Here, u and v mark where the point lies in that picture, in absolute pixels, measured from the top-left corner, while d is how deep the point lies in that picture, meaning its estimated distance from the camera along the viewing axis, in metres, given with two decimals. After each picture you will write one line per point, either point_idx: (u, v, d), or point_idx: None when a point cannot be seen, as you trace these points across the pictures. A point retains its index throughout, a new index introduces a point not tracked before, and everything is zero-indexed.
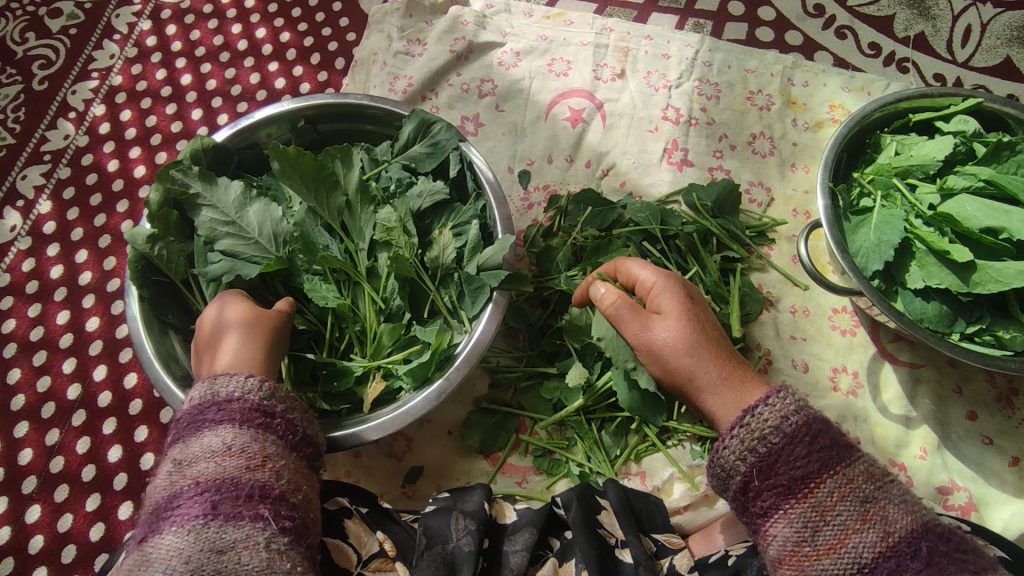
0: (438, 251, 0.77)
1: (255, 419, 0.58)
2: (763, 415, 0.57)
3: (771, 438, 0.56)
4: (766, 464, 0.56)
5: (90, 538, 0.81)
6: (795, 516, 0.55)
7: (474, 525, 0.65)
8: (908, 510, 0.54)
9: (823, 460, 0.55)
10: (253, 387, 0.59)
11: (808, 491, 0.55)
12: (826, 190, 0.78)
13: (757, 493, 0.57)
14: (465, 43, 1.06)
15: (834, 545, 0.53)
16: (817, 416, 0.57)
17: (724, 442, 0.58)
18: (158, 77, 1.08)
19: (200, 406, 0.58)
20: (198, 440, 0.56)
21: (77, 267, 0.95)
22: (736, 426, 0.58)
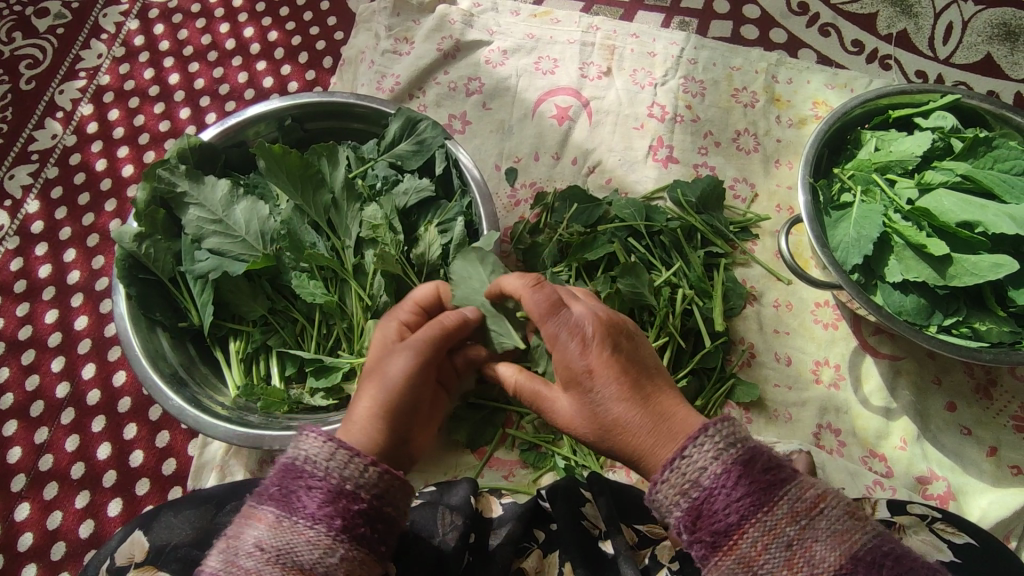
0: (424, 248, 0.78)
1: (355, 531, 0.51)
2: (683, 466, 0.51)
3: (691, 492, 0.50)
4: (689, 519, 0.50)
5: (79, 535, 0.81)
6: (724, 570, 0.49)
7: (460, 519, 0.66)
8: (837, 543, 0.48)
9: (748, 506, 0.49)
10: (363, 487, 0.53)
11: (734, 542, 0.49)
12: (807, 186, 0.79)
13: (685, 547, 0.52)
14: (452, 42, 1.06)
15: None
16: (738, 453, 0.51)
17: (651, 495, 0.53)
18: (146, 76, 1.08)
19: (299, 485, 0.52)
20: (293, 527, 0.50)
21: (65, 266, 0.95)
22: (659, 480, 0.52)
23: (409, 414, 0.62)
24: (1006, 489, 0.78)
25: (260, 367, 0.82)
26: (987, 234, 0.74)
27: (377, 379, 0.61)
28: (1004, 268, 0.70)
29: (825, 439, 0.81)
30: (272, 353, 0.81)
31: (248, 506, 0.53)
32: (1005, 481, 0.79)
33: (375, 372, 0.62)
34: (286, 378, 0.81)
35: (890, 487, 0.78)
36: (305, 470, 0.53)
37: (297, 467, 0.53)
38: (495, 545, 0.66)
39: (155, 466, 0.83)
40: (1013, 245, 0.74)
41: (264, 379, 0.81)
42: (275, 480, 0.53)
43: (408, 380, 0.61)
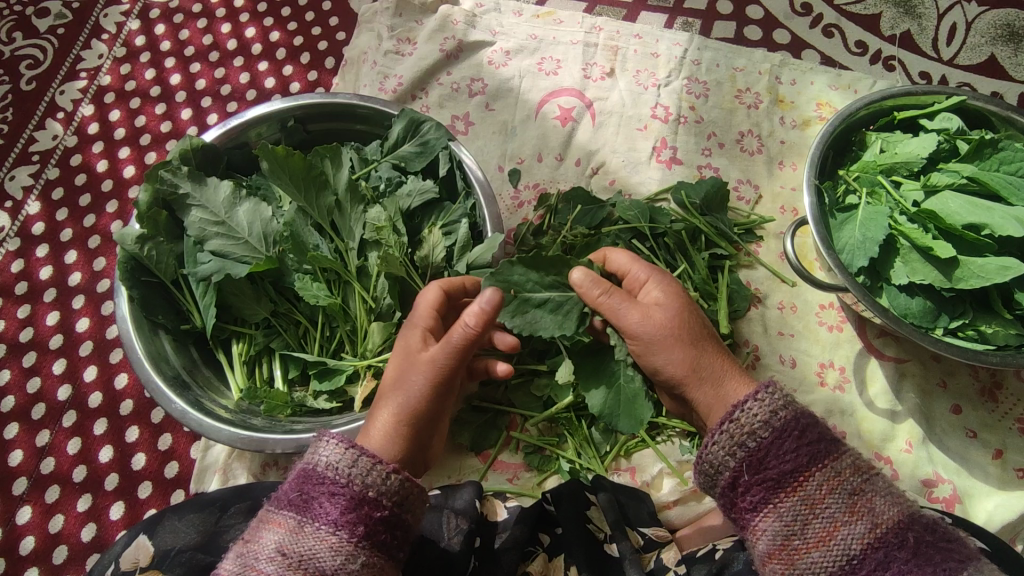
0: (428, 250, 0.77)
1: (376, 536, 0.54)
2: (753, 410, 0.57)
3: (760, 433, 0.56)
4: (755, 459, 0.56)
5: (81, 539, 0.80)
6: (784, 509, 0.55)
7: (465, 523, 0.66)
8: (895, 501, 0.54)
9: (811, 455, 0.55)
10: (385, 495, 0.55)
11: (796, 485, 0.55)
12: (812, 188, 0.79)
13: (745, 488, 0.57)
14: (455, 43, 1.06)
15: (824, 537, 0.53)
16: (805, 410, 0.58)
17: (713, 437, 0.58)
18: (147, 77, 1.08)
19: (323, 491, 0.55)
20: (315, 533, 0.53)
21: (67, 268, 0.95)
22: (725, 422, 0.58)
23: (426, 422, 0.65)
24: (1012, 492, 0.78)
25: (262, 370, 0.81)
26: (993, 237, 0.74)
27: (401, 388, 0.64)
28: (1011, 271, 0.70)
29: None
30: (275, 356, 0.81)
31: (267, 511, 0.56)
32: (1011, 484, 0.79)
33: (398, 382, 0.65)
34: (289, 381, 0.81)
35: None
36: (326, 477, 0.55)
37: (322, 473, 0.56)
38: (499, 548, 0.66)
39: (157, 469, 0.83)
40: (1019, 248, 0.74)
41: (267, 382, 0.81)
42: (297, 486, 0.56)
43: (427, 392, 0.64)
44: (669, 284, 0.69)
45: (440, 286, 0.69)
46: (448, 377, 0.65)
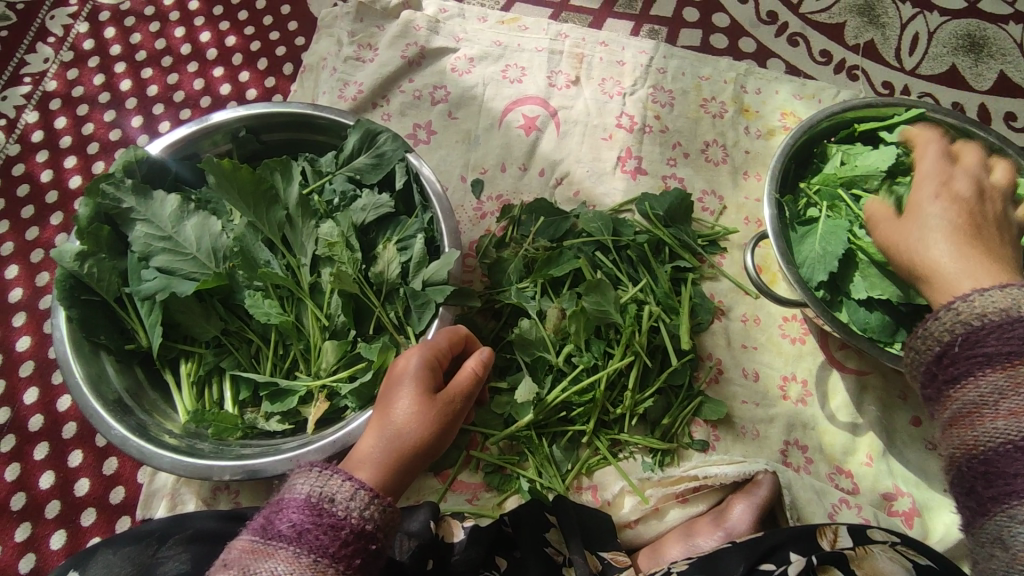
0: (383, 266, 0.75)
1: (368, 569, 0.52)
2: (993, 296, 0.52)
3: (992, 316, 0.51)
4: (974, 335, 0.52)
5: (19, 570, 0.77)
6: (988, 382, 0.50)
7: (417, 546, 0.65)
8: None
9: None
10: (378, 528, 0.54)
11: (1009, 364, 0.49)
12: (773, 201, 0.78)
13: (952, 361, 0.53)
14: (417, 49, 1.03)
15: (1019, 412, 0.48)
16: None
17: (941, 310, 0.55)
18: (95, 82, 1.03)
19: (316, 524, 0.51)
20: (310, 565, 0.49)
21: (7, 284, 0.90)
22: (956, 301, 0.54)
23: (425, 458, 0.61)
24: None
25: (211, 391, 0.78)
26: None
27: (382, 417, 0.61)
28: None
29: (793, 456, 0.81)
30: (224, 376, 0.77)
31: (245, 542, 0.51)
32: None
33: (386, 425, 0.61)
34: (240, 403, 0.78)
35: (856, 504, 0.77)
36: (322, 508, 0.52)
37: (318, 502, 0.52)
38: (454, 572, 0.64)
39: (101, 494, 0.79)
40: None
41: (216, 404, 0.78)
42: (287, 516, 0.52)
43: (438, 424, 0.61)
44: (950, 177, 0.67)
45: (466, 332, 0.69)
46: (455, 418, 0.63)
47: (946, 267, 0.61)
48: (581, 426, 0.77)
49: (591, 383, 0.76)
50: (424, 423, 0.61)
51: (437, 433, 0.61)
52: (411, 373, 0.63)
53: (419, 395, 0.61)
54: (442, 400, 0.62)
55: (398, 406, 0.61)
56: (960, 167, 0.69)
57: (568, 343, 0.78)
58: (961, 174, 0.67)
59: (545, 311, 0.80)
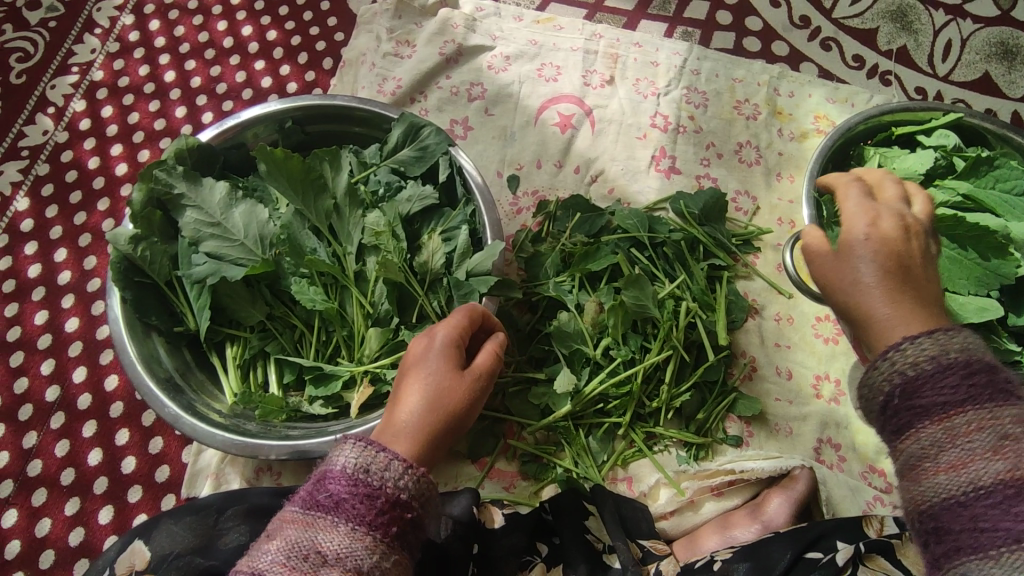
0: (427, 256, 0.76)
1: (404, 537, 0.53)
2: (922, 343, 0.50)
3: (923, 364, 0.49)
4: (909, 386, 0.49)
5: (68, 543, 0.79)
6: (926, 434, 0.47)
7: (460, 530, 0.65)
8: None
9: (973, 394, 0.46)
10: (410, 496, 0.54)
11: (946, 414, 0.47)
12: (812, 201, 0.80)
13: (892, 413, 0.50)
14: (455, 46, 1.05)
15: (960, 465, 0.45)
16: (985, 357, 0.49)
17: (874, 361, 0.52)
18: (141, 73, 1.06)
19: (352, 494, 0.52)
20: (349, 533, 0.50)
21: (56, 266, 0.93)
22: (889, 350, 0.51)
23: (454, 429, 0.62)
24: None
25: (255, 374, 0.80)
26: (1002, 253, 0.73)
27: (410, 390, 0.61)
28: (987, 313, 0.71)
29: (826, 453, 0.81)
30: (269, 360, 0.79)
31: (289, 512, 0.52)
32: None
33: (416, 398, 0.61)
34: (284, 386, 0.79)
35: (890, 503, 0.78)
36: (357, 479, 0.53)
37: (353, 472, 0.53)
38: (497, 555, 0.66)
39: (147, 473, 0.82)
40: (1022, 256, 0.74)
41: (260, 386, 0.79)
42: (324, 486, 0.52)
43: (467, 399, 0.62)
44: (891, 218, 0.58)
45: (484, 308, 0.69)
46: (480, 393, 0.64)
47: (879, 310, 0.55)
48: (617, 419, 0.78)
49: (628, 377, 0.77)
50: (454, 396, 0.61)
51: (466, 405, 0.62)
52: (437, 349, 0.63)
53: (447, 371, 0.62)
54: (470, 376, 0.63)
55: (425, 379, 0.61)
56: (883, 204, 0.60)
57: (605, 336, 0.79)
58: (886, 211, 0.59)
59: (583, 305, 0.80)
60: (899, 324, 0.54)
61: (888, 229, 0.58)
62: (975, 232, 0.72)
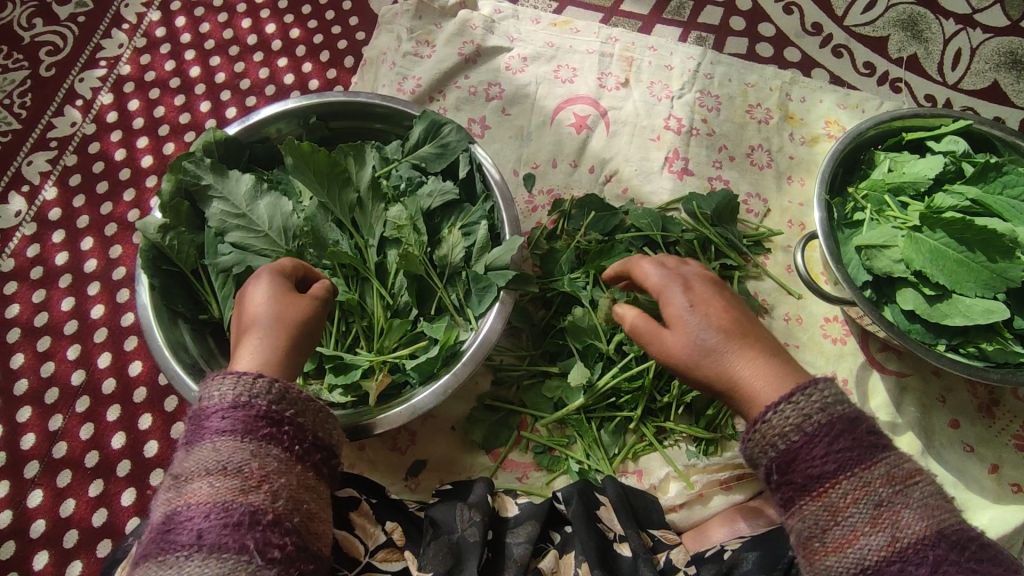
0: (447, 250, 0.79)
1: (263, 430, 0.52)
2: (785, 413, 0.54)
3: (791, 436, 0.54)
4: (785, 460, 0.54)
5: (91, 524, 0.81)
6: (809, 513, 0.53)
7: (478, 516, 0.67)
8: (924, 515, 0.51)
9: (841, 463, 0.52)
10: (257, 394, 0.53)
11: (822, 491, 0.52)
12: (823, 203, 0.81)
13: (776, 485, 0.55)
14: (474, 47, 1.07)
15: (842, 543, 0.52)
16: (845, 413, 0.54)
17: (748, 433, 0.56)
18: (167, 68, 1.08)
19: (201, 417, 0.53)
20: (210, 450, 0.51)
21: (83, 255, 0.95)
22: (757, 422, 0.55)
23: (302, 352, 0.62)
24: (1006, 506, 0.80)
25: None
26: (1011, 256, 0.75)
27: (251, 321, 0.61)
28: (994, 315, 0.73)
29: None
30: None
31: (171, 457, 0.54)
32: (1005, 498, 0.81)
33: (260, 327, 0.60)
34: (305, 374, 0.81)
35: None
36: (203, 409, 0.53)
37: (201, 401, 0.54)
38: (512, 542, 0.67)
39: (169, 456, 0.84)
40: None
41: None
42: (185, 428, 0.54)
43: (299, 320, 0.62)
44: (704, 282, 0.64)
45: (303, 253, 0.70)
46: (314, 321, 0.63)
47: (739, 374, 0.58)
48: (629, 413, 0.79)
49: (640, 372, 0.79)
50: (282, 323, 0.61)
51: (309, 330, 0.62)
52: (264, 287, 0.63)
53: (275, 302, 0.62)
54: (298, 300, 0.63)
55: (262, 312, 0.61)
56: (681, 269, 0.65)
57: (619, 332, 0.81)
58: (692, 272, 0.65)
59: (596, 301, 0.82)
60: (770, 384, 0.57)
61: (702, 293, 0.63)
62: (983, 235, 0.74)
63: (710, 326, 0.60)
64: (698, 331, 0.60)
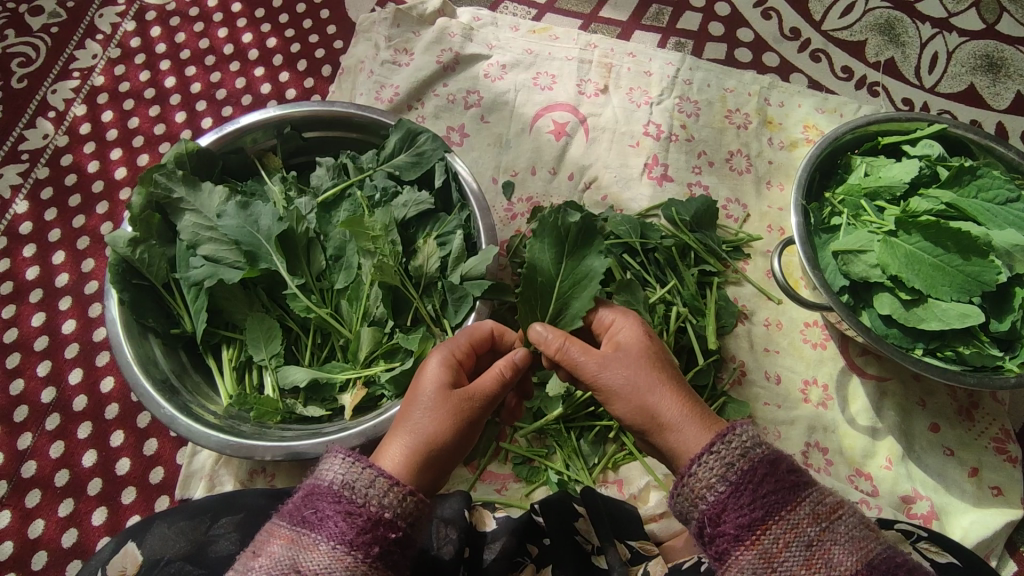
0: (422, 261, 0.78)
1: (388, 557, 0.53)
2: (709, 463, 0.55)
3: (718, 487, 0.55)
4: (716, 512, 0.54)
5: (61, 545, 0.79)
6: (744, 564, 0.53)
7: (454, 532, 0.67)
8: (855, 550, 0.51)
9: (767, 509, 0.53)
10: (399, 517, 0.54)
11: (755, 539, 0.52)
12: (800, 208, 0.81)
13: (709, 539, 0.55)
14: (452, 55, 1.07)
15: None
16: (764, 455, 0.55)
17: (677, 489, 0.57)
18: (141, 79, 1.07)
19: (337, 510, 0.53)
20: (329, 552, 0.51)
21: (54, 269, 0.94)
22: (684, 476, 0.56)
23: (451, 463, 0.62)
24: (987, 510, 0.80)
25: (252, 377, 0.81)
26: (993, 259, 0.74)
27: (407, 412, 0.62)
28: (969, 320, 0.73)
29: (814, 457, 0.83)
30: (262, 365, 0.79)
31: (277, 526, 0.54)
32: (986, 502, 0.81)
33: (417, 421, 0.61)
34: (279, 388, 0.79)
35: (876, 505, 0.79)
36: (343, 496, 0.54)
37: (339, 491, 0.54)
38: (488, 559, 0.66)
39: (142, 474, 0.82)
40: (1005, 261, 0.76)
41: (256, 388, 0.80)
42: (314, 505, 0.54)
43: (456, 420, 0.61)
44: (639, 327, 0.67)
45: (491, 327, 0.70)
46: (474, 417, 0.63)
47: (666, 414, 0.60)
48: (608, 423, 0.79)
49: None
50: (435, 420, 0.61)
51: (465, 434, 0.62)
52: (433, 368, 0.64)
53: (435, 395, 0.62)
54: (460, 396, 0.62)
55: (418, 409, 0.62)
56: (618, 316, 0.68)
57: None
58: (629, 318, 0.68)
59: None
60: (688, 427, 0.59)
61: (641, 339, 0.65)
62: (957, 237, 0.74)
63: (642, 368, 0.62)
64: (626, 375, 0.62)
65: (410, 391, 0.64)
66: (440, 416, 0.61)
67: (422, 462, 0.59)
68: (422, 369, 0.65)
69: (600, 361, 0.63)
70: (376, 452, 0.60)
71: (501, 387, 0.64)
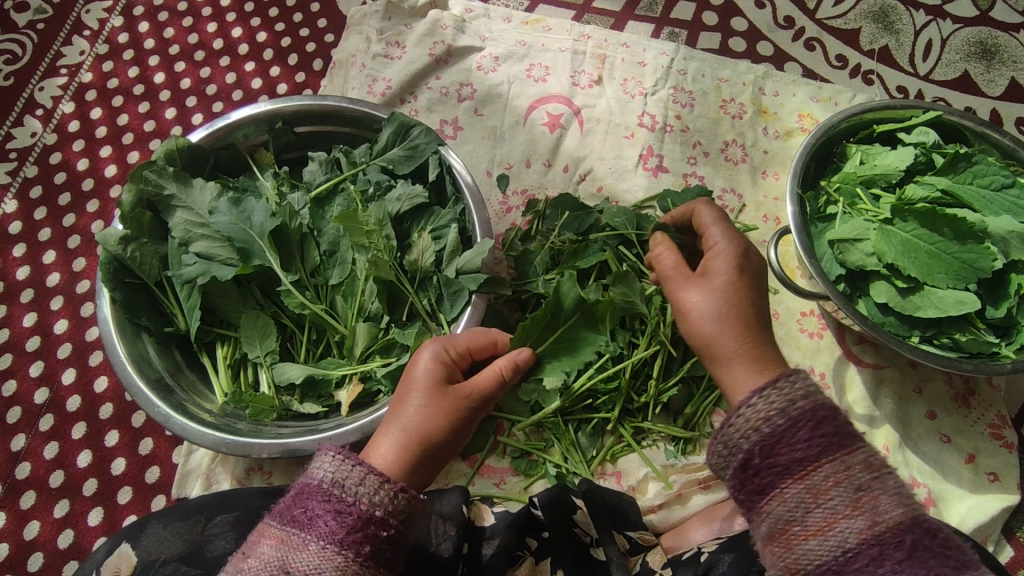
0: (417, 255, 0.77)
1: (379, 555, 0.53)
2: (770, 397, 0.56)
3: (775, 420, 0.55)
4: (769, 443, 0.55)
5: (57, 547, 0.79)
6: (790, 495, 0.54)
7: (452, 529, 0.66)
8: (900, 501, 0.53)
9: (822, 447, 0.54)
10: (389, 515, 0.54)
11: (806, 472, 0.54)
12: (797, 196, 0.81)
13: (756, 470, 0.56)
14: (444, 47, 1.06)
15: (822, 527, 0.53)
16: (826, 402, 0.56)
17: (727, 420, 0.57)
18: (130, 75, 1.06)
19: (326, 512, 0.53)
20: (319, 552, 0.51)
21: (44, 268, 0.93)
22: (739, 406, 0.57)
23: (445, 456, 0.62)
24: (983, 496, 0.81)
25: (247, 374, 0.80)
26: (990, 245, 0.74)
27: (397, 408, 0.62)
28: (966, 307, 0.73)
29: None
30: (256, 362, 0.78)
31: (267, 525, 0.54)
32: (982, 487, 0.81)
33: (408, 417, 0.61)
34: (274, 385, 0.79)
35: None
36: (334, 495, 0.53)
37: (330, 491, 0.53)
38: (487, 556, 0.66)
39: (137, 473, 0.82)
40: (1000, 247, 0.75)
41: (251, 385, 0.79)
42: (303, 504, 0.54)
43: (448, 417, 0.61)
44: (735, 253, 0.65)
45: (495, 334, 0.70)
46: (468, 415, 0.62)
47: (727, 344, 0.62)
48: (604, 416, 0.79)
49: (617, 373, 0.78)
50: (426, 417, 0.60)
51: (457, 430, 0.62)
52: (427, 366, 0.63)
53: (427, 393, 0.61)
54: (455, 395, 0.62)
55: (410, 405, 0.61)
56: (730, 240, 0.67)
57: None
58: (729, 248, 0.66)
59: None
60: (742, 363, 0.62)
61: (728, 265, 0.65)
62: (953, 223, 0.74)
63: (716, 297, 0.63)
64: (697, 303, 0.64)
65: (403, 383, 0.63)
66: (432, 413, 0.61)
67: (413, 456, 0.59)
68: (415, 362, 0.64)
69: (679, 284, 0.66)
70: (368, 447, 0.61)
71: (497, 385, 0.64)
